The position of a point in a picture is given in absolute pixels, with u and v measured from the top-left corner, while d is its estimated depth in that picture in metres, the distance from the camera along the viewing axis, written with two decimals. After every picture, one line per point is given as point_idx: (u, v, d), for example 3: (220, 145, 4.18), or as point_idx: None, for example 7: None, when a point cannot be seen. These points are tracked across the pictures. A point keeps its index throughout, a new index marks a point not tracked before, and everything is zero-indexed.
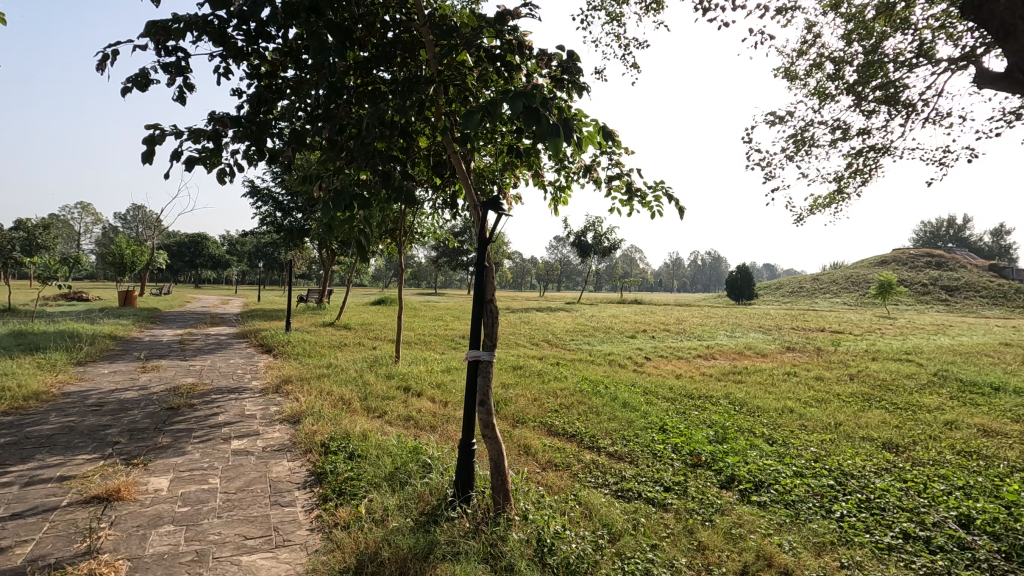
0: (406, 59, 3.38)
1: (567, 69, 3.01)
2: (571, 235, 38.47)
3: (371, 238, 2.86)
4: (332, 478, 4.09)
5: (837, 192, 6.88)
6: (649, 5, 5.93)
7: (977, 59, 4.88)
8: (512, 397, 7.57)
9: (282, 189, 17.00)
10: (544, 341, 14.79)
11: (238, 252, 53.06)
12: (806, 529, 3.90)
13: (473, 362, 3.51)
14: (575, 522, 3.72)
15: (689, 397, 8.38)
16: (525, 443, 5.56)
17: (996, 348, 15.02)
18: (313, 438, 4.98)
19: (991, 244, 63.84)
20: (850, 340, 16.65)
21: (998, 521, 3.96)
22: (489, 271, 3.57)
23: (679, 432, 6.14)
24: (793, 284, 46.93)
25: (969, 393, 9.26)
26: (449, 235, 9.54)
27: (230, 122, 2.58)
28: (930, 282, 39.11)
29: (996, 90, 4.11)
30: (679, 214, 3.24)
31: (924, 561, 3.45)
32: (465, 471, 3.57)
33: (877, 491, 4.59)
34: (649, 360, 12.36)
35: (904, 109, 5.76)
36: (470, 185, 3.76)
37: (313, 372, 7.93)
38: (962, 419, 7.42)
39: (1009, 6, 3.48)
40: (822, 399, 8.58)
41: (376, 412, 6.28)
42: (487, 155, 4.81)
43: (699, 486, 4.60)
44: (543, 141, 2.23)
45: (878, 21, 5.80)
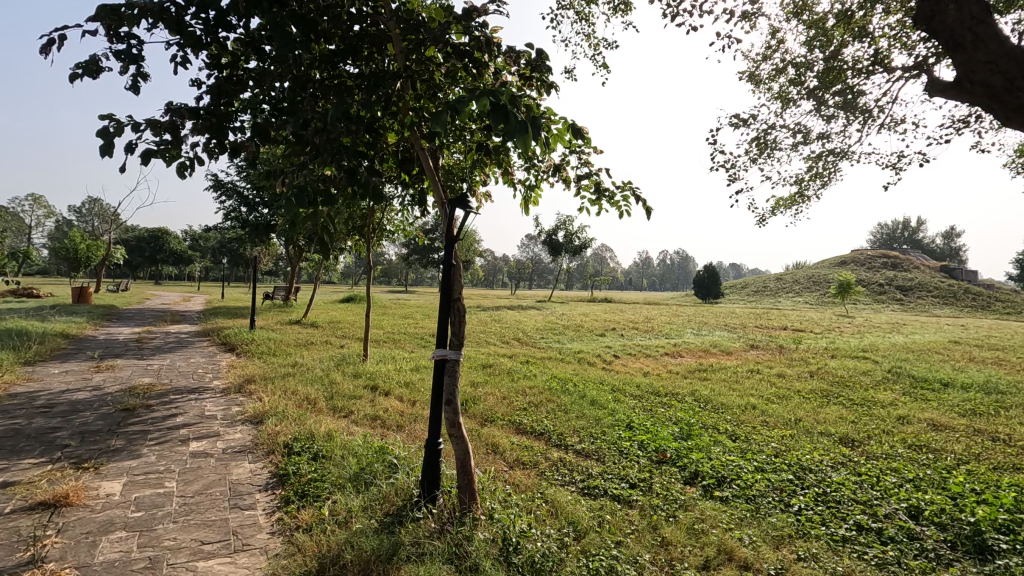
0: (373, 54, 3.31)
1: (536, 68, 3.01)
2: (542, 233, 38.49)
3: (336, 234, 2.79)
4: (294, 480, 4.00)
5: (798, 194, 7.04)
6: (618, 6, 5.92)
7: (929, 68, 5.06)
8: (481, 395, 7.53)
9: (247, 183, 16.59)
10: (515, 339, 14.77)
11: (201, 248, 51.46)
12: (766, 522, 3.99)
13: (439, 362, 3.46)
14: (541, 520, 3.72)
15: (656, 395, 8.48)
16: (493, 442, 5.54)
17: (947, 346, 15.63)
18: (276, 439, 4.87)
19: (942, 246, 66.62)
20: (811, 338, 17.09)
21: (944, 512, 4.13)
22: (457, 270, 3.54)
23: (646, 430, 6.21)
24: (758, 284, 47.93)
25: (920, 389, 9.64)
26: (419, 232, 9.42)
27: (189, 114, 2.49)
28: (886, 282, 40.53)
29: (947, 98, 4.25)
30: (646, 214, 3.26)
31: (876, 552, 3.56)
32: (431, 471, 3.52)
33: (832, 485, 4.73)
34: (617, 358, 12.48)
35: (862, 115, 5.93)
36: (438, 182, 3.73)
37: (278, 371, 7.74)
38: (914, 414, 7.72)
39: (959, 16, 3.58)
40: (783, 395, 8.82)
41: (342, 412, 6.18)
42: (456, 152, 4.77)
43: (663, 482, 4.67)
44: (510, 139, 2.21)
45: (838, 29, 5.98)
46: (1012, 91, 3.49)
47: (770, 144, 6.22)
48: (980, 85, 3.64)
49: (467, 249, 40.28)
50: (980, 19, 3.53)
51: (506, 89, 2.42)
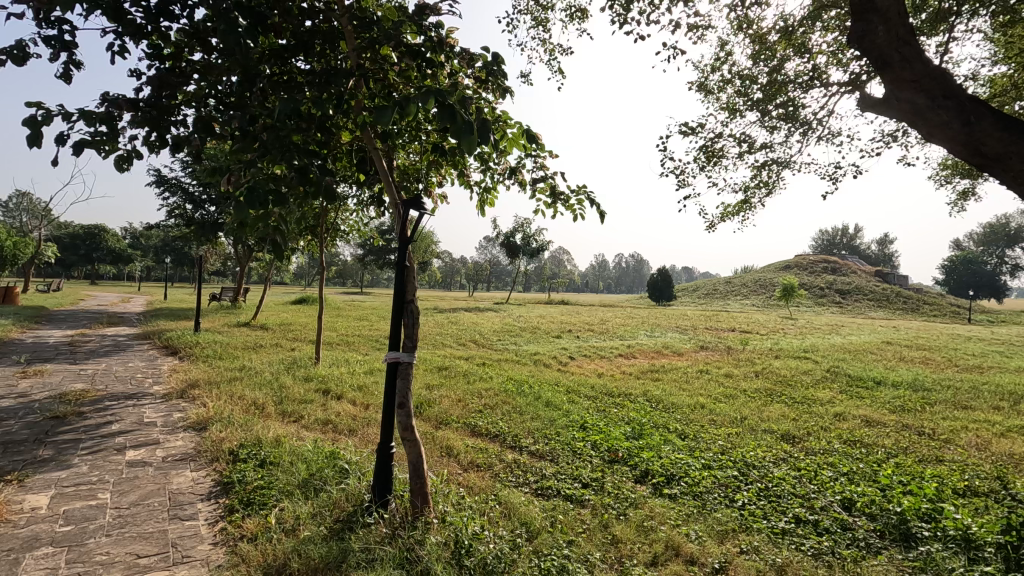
0: (325, 51, 3.23)
1: (491, 71, 3.03)
2: (501, 235, 38.57)
3: (287, 235, 2.71)
4: (239, 488, 3.85)
5: (744, 201, 7.31)
6: (574, 13, 5.99)
7: (862, 85, 5.36)
8: (436, 398, 7.49)
9: (192, 179, 15.92)
10: (471, 341, 14.76)
11: (142, 246, 49.02)
12: (711, 517, 4.13)
13: (392, 364, 3.41)
14: (494, 522, 3.73)
15: (609, 396, 8.64)
16: (448, 444, 5.51)
17: (880, 346, 16.62)
18: (221, 445, 4.69)
19: (876, 253, 70.77)
20: (757, 339, 17.86)
21: (874, 503, 4.38)
22: (410, 271, 3.50)
23: (599, 430, 6.31)
24: (708, 287, 49.50)
25: (855, 387, 10.20)
26: (374, 233, 9.28)
27: (127, 105, 2.37)
28: (826, 286, 42.68)
29: (877, 113, 4.52)
30: (600, 218, 3.30)
31: (812, 543, 3.75)
32: (382, 476, 3.48)
33: (774, 480, 4.94)
34: (573, 359, 12.66)
35: (802, 127, 6.22)
36: (392, 183, 3.71)
37: (224, 375, 7.45)
38: (850, 411, 8.16)
39: (888, 37, 3.67)
40: (730, 394, 9.16)
41: (292, 416, 6.00)
42: (412, 153, 4.72)
43: (615, 481, 4.76)
44: (459, 141, 2.21)
45: (780, 44, 6.25)
46: (934, 109, 3.66)
47: (717, 153, 6.44)
48: (905, 102, 3.80)
49: (424, 250, 39.92)
50: (905, 40, 3.66)
51: (457, 90, 2.42)
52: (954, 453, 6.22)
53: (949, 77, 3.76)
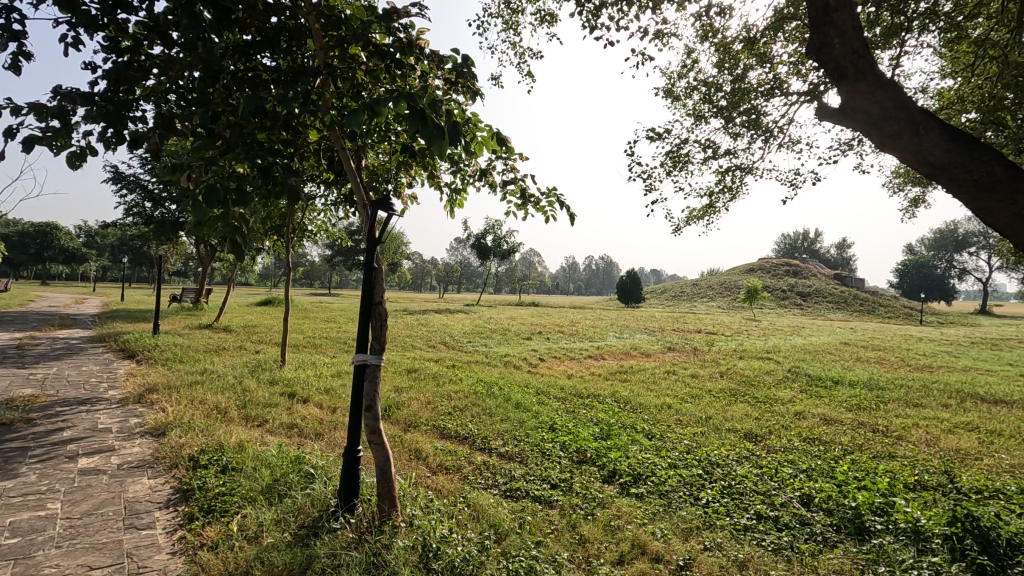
0: (292, 48, 3.16)
1: (461, 73, 3.03)
2: (472, 236, 38.51)
3: (249, 234, 2.64)
4: (200, 495, 3.74)
5: (709, 205, 7.49)
6: (544, 17, 6.03)
7: (820, 94, 5.55)
8: (405, 400, 7.43)
9: (152, 176, 15.41)
10: (441, 343, 14.68)
11: (97, 246, 47.22)
12: (676, 516, 4.21)
13: (359, 366, 3.37)
14: (463, 524, 3.73)
15: (578, 397, 8.72)
16: (417, 447, 5.47)
17: (837, 347, 17.26)
18: (180, 451, 4.55)
19: (835, 257, 73.40)
20: (722, 340, 18.31)
21: (831, 498, 4.54)
22: (378, 272, 3.47)
23: (568, 431, 6.37)
24: (676, 289, 50.42)
25: (814, 387, 10.55)
26: (342, 234, 9.14)
27: (81, 99, 2.28)
28: (788, 288, 44.02)
29: (834, 123, 4.69)
30: (570, 220, 3.32)
31: (772, 539, 3.86)
32: (349, 480, 3.43)
33: (737, 477, 5.07)
34: (543, 361, 12.73)
35: (764, 134, 6.40)
36: (360, 183, 3.67)
37: (184, 379, 7.22)
38: (809, 409, 8.42)
39: (843, 50, 3.82)
40: (696, 394, 9.36)
41: (256, 421, 5.87)
42: (381, 153, 4.68)
43: (583, 481, 4.81)
44: (429, 143, 2.20)
45: (744, 53, 6.43)
46: (886, 119, 3.77)
47: (683, 158, 6.57)
48: (859, 112, 3.90)
49: (394, 251, 39.55)
50: (860, 53, 3.80)
51: (427, 92, 2.41)
52: (906, 449, 6.49)
53: (902, 91, 3.87)
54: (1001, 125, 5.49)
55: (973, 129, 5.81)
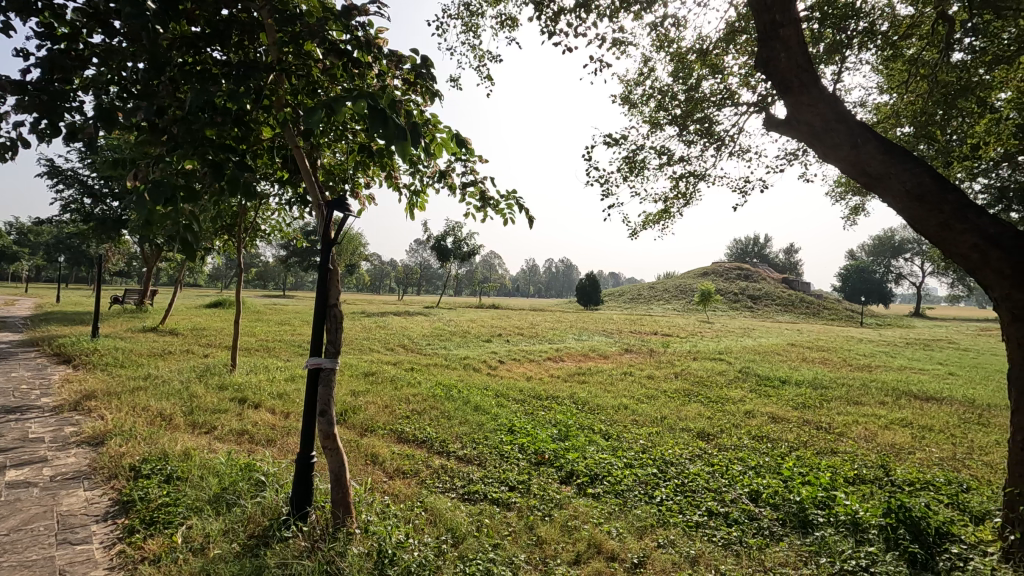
0: (244, 42, 3.06)
1: (420, 74, 3.01)
2: (431, 238, 38.23)
3: (201, 232, 2.52)
4: (141, 506, 3.56)
5: (664, 210, 7.67)
6: (504, 21, 6.04)
7: (768, 106, 5.78)
8: (362, 404, 7.29)
9: (92, 171, 14.63)
10: (399, 345, 14.50)
11: (31, 244, 44.47)
12: (632, 514, 4.28)
13: (314, 370, 3.29)
14: (419, 529, 3.68)
15: (537, 398, 8.76)
16: (373, 452, 5.38)
17: (785, 347, 18.01)
18: (120, 461, 4.32)
19: (784, 261, 76.59)
20: (677, 342, 18.78)
21: (777, 493, 4.72)
22: (334, 274, 3.39)
23: (526, 433, 6.39)
24: (633, 292, 51.46)
25: (764, 386, 10.97)
26: (297, 234, 8.91)
27: (11, 87, 2.14)
28: (740, 291, 45.60)
29: (780, 133, 4.90)
30: (529, 223, 3.35)
31: (722, 534, 3.98)
32: (302, 487, 3.35)
33: (690, 475, 5.20)
34: (503, 363, 12.75)
35: (716, 142, 6.62)
36: (314, 183, 3.59)
37: (126, 385, 6.87)
38: (758, 408, 8.74)
39: (789, 64, 3.99)
40: (652, 395, 9.56)
41: (203, 428, 5.64)
42: (337, 152, 4.59)
43: (541, 482, 4.84)
44: (390, 143, 2.17)
45: (697, 63, 6.63)
46: (828, 131, 3.94)
47: (639, 164, 6.71)
48: (804, 124, 4.07)
49: (352, 252, 38.79)
50: (804, 68, 3.97)
51: (387, 92, 2.38)
52: (846, 445, 6.82)
53: (841, 105, 4.07)
54: (931, 139, 5.85)
55: (906, 143, 6.17)
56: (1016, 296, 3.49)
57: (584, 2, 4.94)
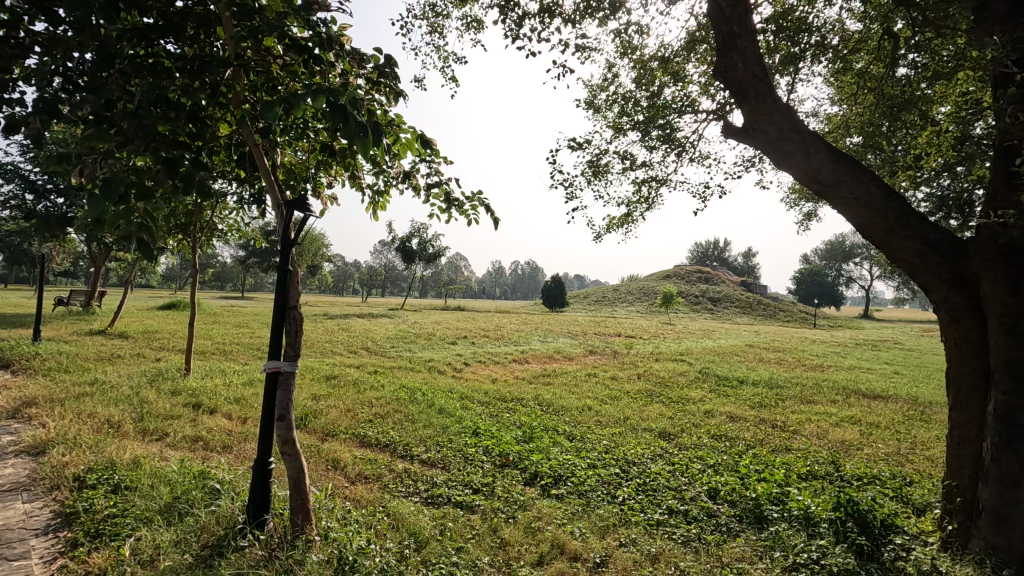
0: (199, 35, 2.95)
1: (384, 73, 2.98)
2: (396, 239, 37.81)
3: (155, 230, 2.40)
4: (85, 518, 3.39)
5: (627, 214, 7.79)
6: (469, 23, 6.04)
7: (726, 114, 5.94)
8: (323, 408, 7.14)
9: (34, 165, 13.89)
10: (362, 348, 14.28)
11: None
12: (594, 514, 4.33)
13: (272, 374, 3.20)
14: (381, 534, 3.63)
15: (502, 401, 8.76)
16: (334, 457, 5.27)
17: (743, 348, 18.58)
18: (63, 471, 4.10)
19: (743, 264, 78.93)
20: (640, 343, 19.13)
21: (734, 491, 4.85)
22: (294, 275, 3.31)
23: (491, 435, 6.37)
24: (598, 294, 52.11)
25: (722, 386, 11.27)
26: (256, 234, 8.67)
27: None
28: (701, 294, 46.76)
29: (737, 141, 5.05)
30: (494, 225, 3.34)
31: (682, 532, 4.06)
32: (259, 494, 3.26)
33: (651, 474, 5.30)
34: (468, 365, 12.70)
35: (677, 149, 6.77)
36: (274, 181, 3.49)
37: (70, 391, 6.53)
38: (717, 408, 8.97)
39: (745, 74, 4.12)
40: (615, 396, 9.69)
41: (154, 435, 5.41)
42: (298, 150, 4.49)
43: (505, 485, 4.85)
44: (351, 141, 2.13)
45: (659, 71, 6.77)
46: (782, 140, 4.08)
47: (603, 168, 6.79)
48: (759, 132, 4.20)
49: (314, 253, 37.96)
50: (760, 77, 4.10)
51: (348, 89, 2.34)
52: (800, 442, 7.08)
53: (795, 115, 4.22)
54: (878, 149, 6.13)
55: (855, 152, 6.45)
56: (953, 298, 3.68)
57: (548, 7, 4.99)
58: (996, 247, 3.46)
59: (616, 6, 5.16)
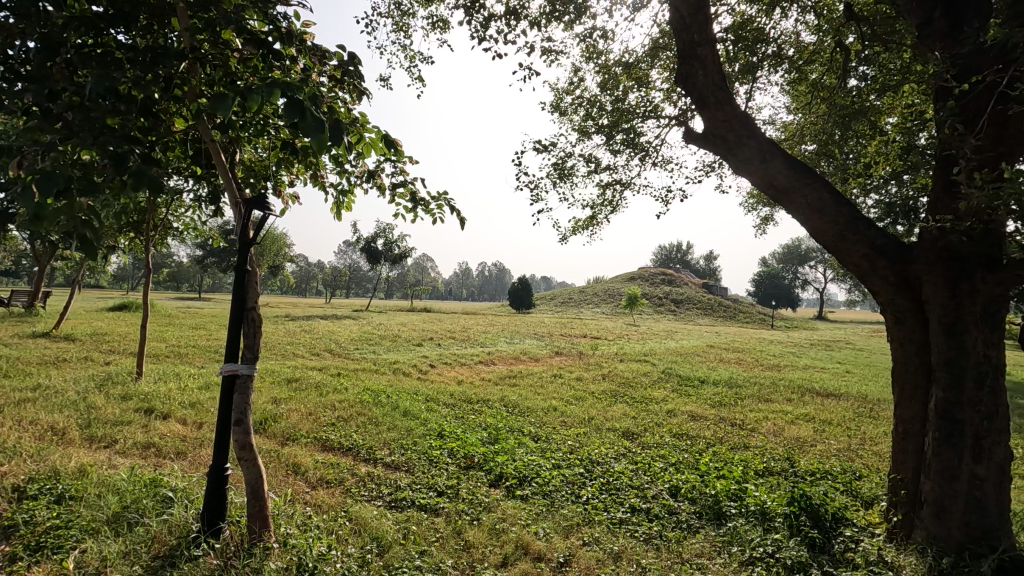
0: (153, 26, 2.84)
1: (347, 71, 2.93)
2: (361, 240, 37.26)
3: (102, 227, 2.27)
4: (25, 530, 3.18)
5: (592, 217, 7.88)
6: (435, 22, 6.00)
7: (687, 120, 6.08)
8: (284, 412, 6.97)
9: None
10: (325, 350, 13.98)
11: None
12: (558, 514, 4.36)
13: (229, 377, 3.09)
14: (343, 540, 3.56)
15: (467, 402, 8.74)
16: (295, 461, 5.15)
17: (704, 349, 19.04)
18: (1, 481, 3.87)
19: (704, 267, 80.95)
20: (605, 344, 19.41)
21: (694, 488, 4.97)
22: (252, 276, 3.22)
23: (456, 437, 6.34)
24: (564, 296, 52.53)
25: (684, 386, 11.52)
26: (213, 233, 8.40)
27: None
28: (664, 296, 47.68)
29: (698, 146, 5.18)
30: (460, 225, 3.33)
31: (644, 530, 4.13)
32: (214, 502, 3.16)
33: (614, 474, 5.37)
34: (433, 367, 12.62)
35: (641, 153, 6.89)
36: (231, 179, 3.38)
37: (9, 397, 6.18)
38: (679, 407, 9.15)
39: (706, 81, 4.23)
40: (580, 397, 9.78)
41: (102, 442, 5.17)
42: (257, 147, 4.37)
43: (470, 487, 4.83)
44: (308, 137, 2.08)
45: (623, 76, 6.88)
46: (740, 146, 4.21)
47: (568, 170, 6.85)
48: (718, 138, 4.31)
49: (275, 253, 37.06)
50: (719, 85, 4.21)
51: (307, 85, 2.29)
52: (757, 440, 7.29)
53: (752, 122, 4.36)
54: (831, 156, 6.38)
55: (809, 160, 6.70)
56: (899, 301, 3.86)
57: (514, 9, 5.00)
58: (937, 252, 3.61)
59: (581, 11, 5.22)
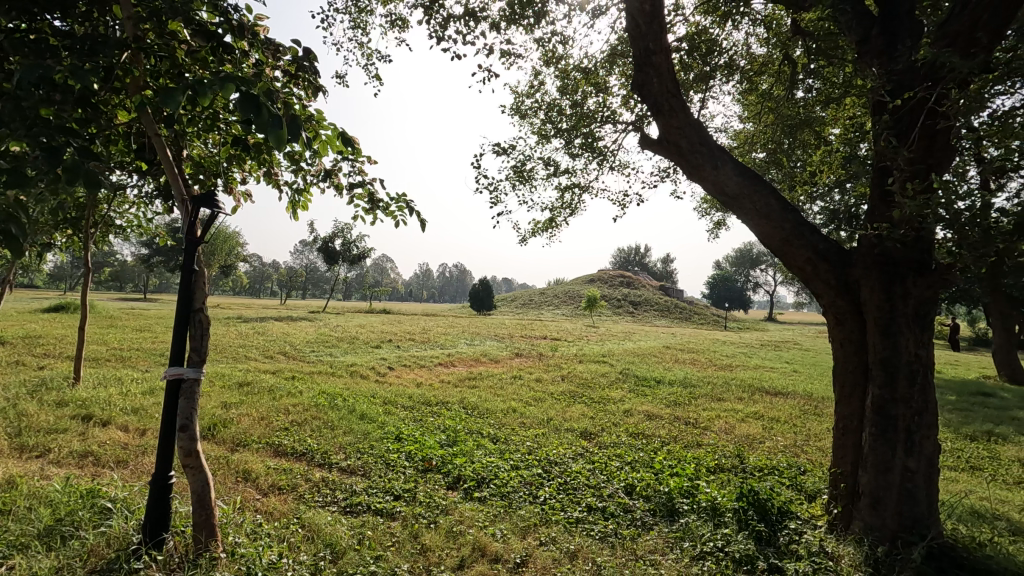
0: (93, 14, 2.70)
1: (302, 68, 2.86)
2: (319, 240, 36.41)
3: (29, 225, 2.10)
4: None
5: (551, 219, 7.96)
6: (394, 21, 5.93)
7: (642, 125, 6.23)
8: (234, 417, 6.73)
9: None
10: (280, 352, 13.60)
11: None
12: (516, 515, 4.38)
13: (173, 381, 2.96)
14: (295, 547, 3.47)
15: (426, 405, 8.65)
16: (245, 468, 4.98)
17: (661, 349, 19.49)
18: None
19: (662, 270, 82.90)
20: (565, 345, 19.58)
21: (648, 486, 5.08)
22: (200, 276, 3.10)
23: (414, 440, 6.28)
24: (524, 296, 52.79)
25: (641, 386, 11.74)
26: (159, 231, 8.03)
27: None
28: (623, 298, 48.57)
29: (653, 152, 5.29)
30: (420, 226, 3.30)
31: (600, 528, 4.19)
32: (156, 512, 3.01)
33: (572, 474, 5.43)
34: (392, 369, 12.43)
35: (599, 157, 7.00)
36: (177, 176, 3.24)
37: None
38: (636, 407, 9.33)
39: (660, 88, 4.33)
40: (539, 398, 9.84)
41: (33, 451, 4.86)
42: (206, 142, 4.21)
43: (427, 490, 4.79)
44: (264, 133, 2.01)
45: (582, 81, 6.97)
46: (692, 151, 4.32)
47: (527, 172, 6.89)
48: (671, 144, 4.41)
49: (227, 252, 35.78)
50: (673, 92, 4.33)
51: (261, 79, 2.21)
52: (709, 438, 7.52)
53: (704, 129, 4.49)
54: (779, 164, 6.65)
55: (759, 167, 6.96)
56: (839, 302, 4.06)
57: (473, 11, 5.00)
58: (873, 257, 3.81)
59: (540, 15, 5.25)
